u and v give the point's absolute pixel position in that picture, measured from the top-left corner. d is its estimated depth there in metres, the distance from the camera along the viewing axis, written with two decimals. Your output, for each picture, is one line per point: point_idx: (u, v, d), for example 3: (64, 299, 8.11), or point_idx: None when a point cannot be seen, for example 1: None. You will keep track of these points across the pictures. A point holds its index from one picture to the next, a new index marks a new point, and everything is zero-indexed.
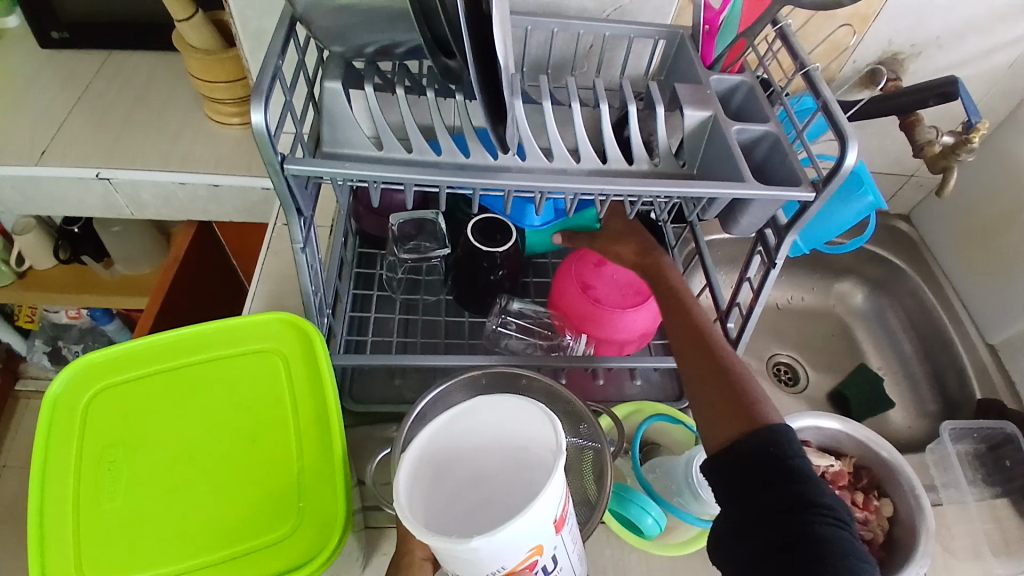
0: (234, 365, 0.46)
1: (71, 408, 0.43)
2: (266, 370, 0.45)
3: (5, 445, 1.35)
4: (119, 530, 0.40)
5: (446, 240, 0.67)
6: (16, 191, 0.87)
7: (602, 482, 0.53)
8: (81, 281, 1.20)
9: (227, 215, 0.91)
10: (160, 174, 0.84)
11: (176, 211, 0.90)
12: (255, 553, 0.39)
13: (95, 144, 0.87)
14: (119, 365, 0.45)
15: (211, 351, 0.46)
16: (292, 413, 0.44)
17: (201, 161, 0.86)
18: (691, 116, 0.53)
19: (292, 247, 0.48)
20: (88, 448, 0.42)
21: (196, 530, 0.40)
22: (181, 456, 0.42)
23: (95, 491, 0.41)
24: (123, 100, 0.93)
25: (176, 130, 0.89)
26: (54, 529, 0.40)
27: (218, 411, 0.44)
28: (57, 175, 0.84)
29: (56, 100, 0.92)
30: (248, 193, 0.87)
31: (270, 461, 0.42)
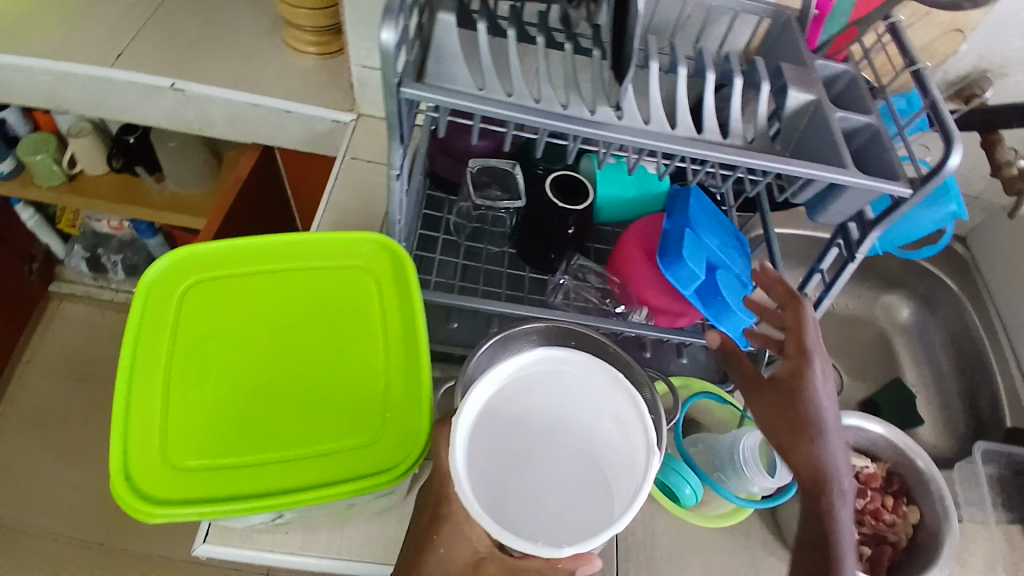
0: (328, 276, 0.47)
1: (165, 295, 0.45)
2: (357, 286, 0.47)
3: (36, 343, 1.39)
4: (209, 420, 0.41)
5: (520, 194, 0.65)
6: (88, 95, 0.88)
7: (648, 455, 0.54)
8: (130, 192, 1.20)
9: (291, 143, 0.91)
10: (235, 93, 0.85)
11: (243, 133, 0.91)
12: (335, 455, 0.41)
13: (169, 57, 0.88)
14: (213, 267, 0.46)
15: (303, 261, 0.47)
16: (381, 329, 0.45)
17: (274, 87, 0.86)
18: (794, 97, 0.53)
19: (387, 173, 0.48)
20: (180, 339, 0.44)
21: (283, 430, 0.41)
22: (271, 358, 0.43)
23: (185, 381, 0.42)
24: (195, 20, 0.93)
25: (250, 56, 0.89)
26: (141, 413, 0.41)
27: (309, 320, 0.45)
28: (131, 80, 0.85)
29: (132, 10, 0.93)
30: (316, 124, 0.86)
31: (357, 373, 0.44)
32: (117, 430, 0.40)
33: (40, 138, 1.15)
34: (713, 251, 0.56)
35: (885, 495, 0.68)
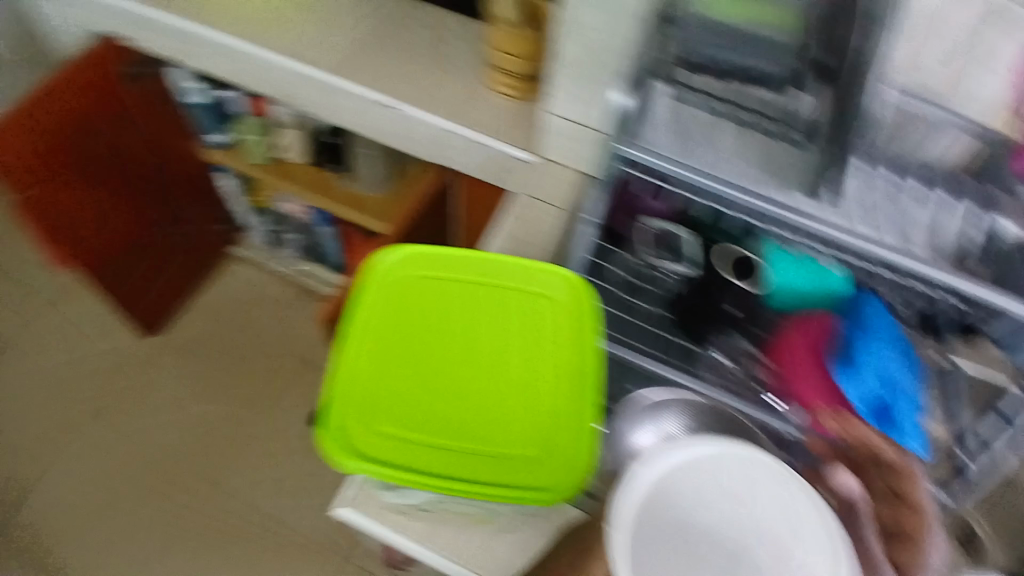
0: (511, 298, 0.64)
1: (399, 280, 0.64)
2: (530, 313, 0.63)
3: (209, 295, 1.60)
4: (409, 388, 0.61)
5: (691, 262, 0.68)
6: (318, 99, 1.01)
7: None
8: (319, 184, 1.36)
9: (474, 171, 0.97)
10: (443, 121, 0.93)
11: (437, 155, 0.99)
12: (487, 441, 0.59)
13: (388, 80, 0.97)
14: (432, 278, 0.65)
15: (497, 281, 0.64)
16: (540, 351, 0.62)
17: (475, 121, 0.93)
18: (1003, 225, 0.54)
19: (593, 226, 0.67)
20: (402, 320, 0.63)
21: (455, 410, 0.60)
22: (458, 355, 0.62)
23: (399, 355, 0.62)
24: (411, 47, 1.01)
25: (456, 91, 0.96)
26: (364, 371, 0.61)
27: (490, 333, 0.63)
28: (355, 92, 0.95)
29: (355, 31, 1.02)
30: (497, 157, 0.91)
31: (514, 383, 0.61)
32: (337, 386, 0.60)
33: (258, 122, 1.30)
34: (889, 372, 0.57)
35: None
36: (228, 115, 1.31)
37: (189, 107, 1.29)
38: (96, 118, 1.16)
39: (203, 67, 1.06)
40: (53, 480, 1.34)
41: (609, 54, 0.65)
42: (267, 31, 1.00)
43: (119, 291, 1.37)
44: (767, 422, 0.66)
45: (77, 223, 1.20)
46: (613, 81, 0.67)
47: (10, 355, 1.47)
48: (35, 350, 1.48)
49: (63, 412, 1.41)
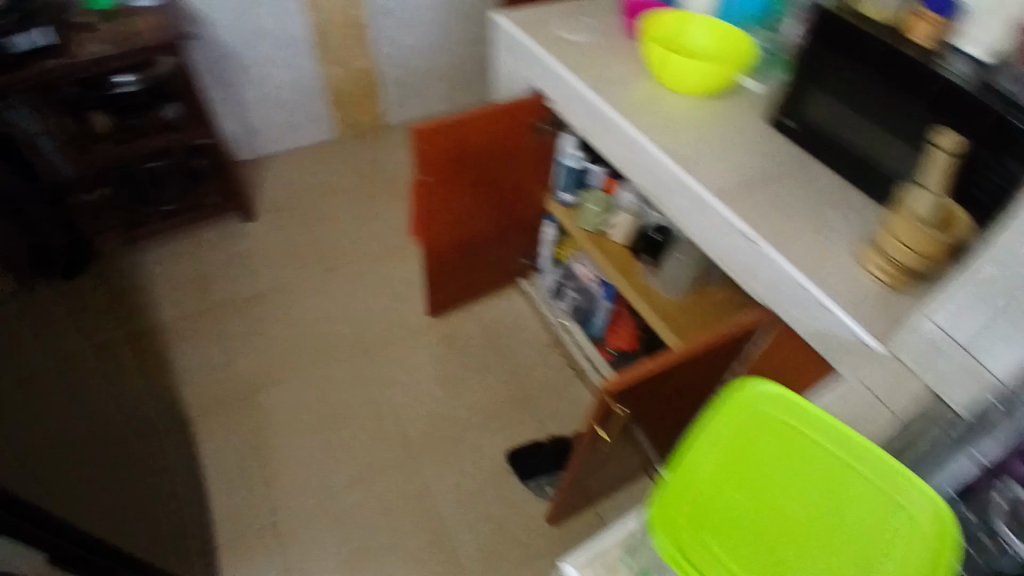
0: (868, 487, 0.65)
1: (765, 413, 0.70)
2: (878, 510, 0.64)
3: (484, 308, 1.79)
4: (734, 512, 0.74)
5: None
6: (683, 204, 1.04)
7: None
8: (625, 267, 1.44)
9: (805, 331, 0.95)
10: (800, 274, 0.91)
11: (773, 300, 0.97)
12: None
13: (762, 215, 0.98)
14: (798, 435, 0.68)
15: (859, 465, 0.65)
16: (871, 548, 0.65)
17: (834, 288, 0.91)
18: None
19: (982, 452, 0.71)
20: (752, 454, 0.71)
21: (767, 550, 0.72)
22: (790, 510, 0.70)
23: (737, 482, 0.73)
24: (803, 196, 1.01)
25: (824, 254, 0.95)
26: (704, 481, 0.75)
27: (829, 506, 0.67)
28: (726, 216, 0.98)
29: (748, 163, 1.06)
30: (842, 336, 0.90)
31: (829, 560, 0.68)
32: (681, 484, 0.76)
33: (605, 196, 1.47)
34: None
35: None
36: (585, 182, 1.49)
37: (560, 165, 1.48)
38: (506, 157, 1.39)
39: (598, 142, 1.18)
40: (311, 384, 1.59)
41: None
42: (681, 135, 1.08)
43: (442, 278, 1.62)
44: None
45: (440, 217, 1.44)
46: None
47: (336, 275, 1.80)
48: (351, 281, 1.79)
49: (343, 338, 1.68)
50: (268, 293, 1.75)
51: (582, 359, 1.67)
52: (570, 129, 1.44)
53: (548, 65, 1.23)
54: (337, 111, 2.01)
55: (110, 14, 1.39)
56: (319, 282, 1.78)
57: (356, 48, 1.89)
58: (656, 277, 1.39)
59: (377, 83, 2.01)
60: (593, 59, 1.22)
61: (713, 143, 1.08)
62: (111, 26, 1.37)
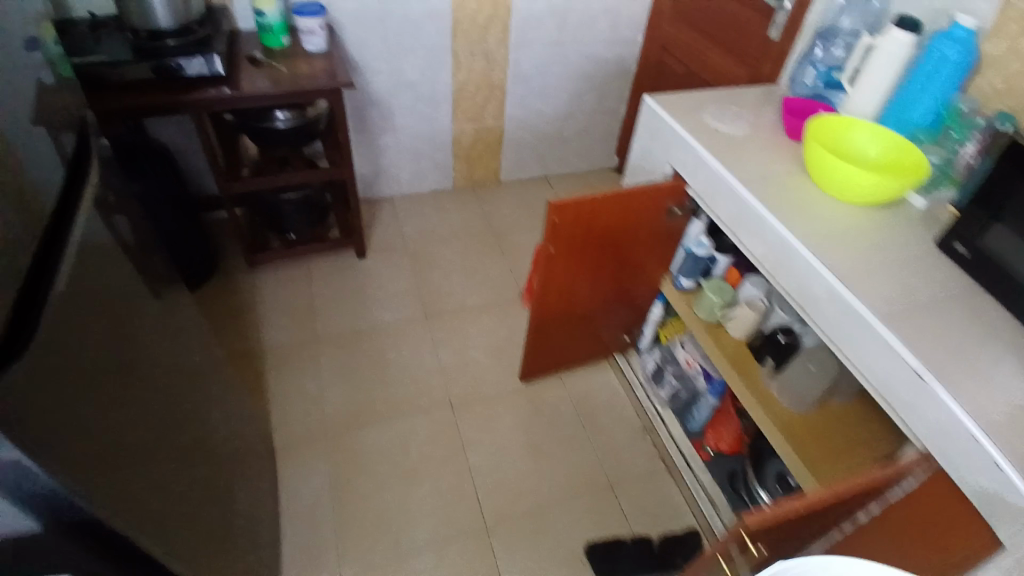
0: None
1: None
2: None
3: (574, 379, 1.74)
4: None
5: None
6: (838, 317, 0.98)
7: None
8: (745, 368, 1.37)
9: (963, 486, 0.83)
10: (965, 418, 0.82)
11: (927, 440, 0.88)
12: None
13: (928, 346, 0.90)
14: None
15: None
16: None
17: (1005, 442, 0.80)
18: None
19: None
20: None
21: None
22: None
23: None
24: (970, 331, 0.93)
25: (993, 398, 0.85)
26: None
27: None
28: (887, 340, 0.91)
29: (910, 286, 0.99)
30: (1006, 504, 0.77)
31: None
32: None
33: (723, 285, 1.41)
34: None
35: None
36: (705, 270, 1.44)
37: (684, 251, 1.43)
38: (632, 236, 1.36)
39: (739, 237, 1.14)
40: (394, 430, 1.57)
41: None
42: (835, 245, 1.03)
43: (542, 346, 1.59)
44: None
45: (555, 287, 1.42)
46: None
47: (434, 323, 1.81)
48: (447, 332, 1.79)
49: (432, 387, 1.67)
50: (366, 330, 1.77)
51: (673, 454, 1.58)
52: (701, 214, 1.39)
53: (695, 153, 1.20)
54: (458, 165, 2.09)
55: (281, 52, 1.50)
56: (417, 327, 1.79)
57: (486, 108, 1.96)
58: (776, 382, 1.33)
59: (501, 142, 2.08)
60: (743, 151, 1.19)
61: (872, 260, 1.02)
62: (279, 63, 1.47)
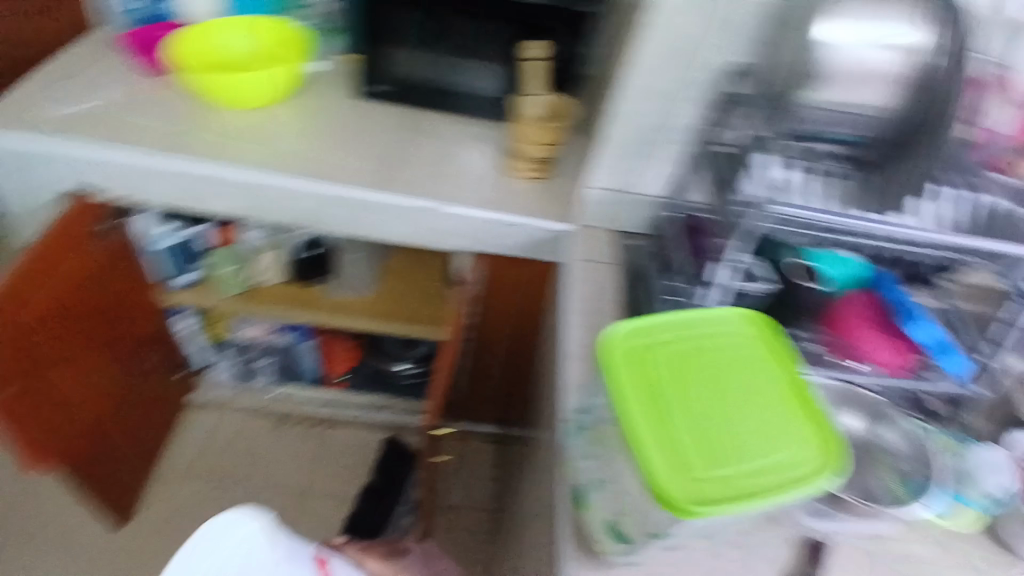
0: (723, 341, 0.63)
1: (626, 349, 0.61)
2: (744, 347, 0.62)
3: (177, 446, 1.45)
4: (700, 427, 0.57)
5: (777, 278, 0.81)
6: (352, 213, 1.05)
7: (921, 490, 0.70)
8: (302, 299, 1.31)
9: (512, 249, 1.08)
10: (480, 211, 1.04)
11: (471, 243, 1.08)
12: (785, 464, 0.55)
13: (421, 182, 1.06)
14: (665, 346, 0.62)
15: (702, 330, 0.63)
16: (775, 372, 0.61)
17: (508, 204, 1.06)
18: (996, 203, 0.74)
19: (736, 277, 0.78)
20: (650, 378, 0.59)
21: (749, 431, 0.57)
22: (717, 395, 0.59)
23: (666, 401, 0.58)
24: (434, 146, 1.12)
25: (482, 179, 1.08)
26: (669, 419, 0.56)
27: (721, 379, 0.60)
28: (397, 202, 1.03)
29: (374, 144, 1.10)
30: (539, 235, 1.06)
31: (753, 407, 0.58)
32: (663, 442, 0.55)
33: (225, 250, 1.27)
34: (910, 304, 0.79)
35: None
36: (196, 251, 1.27)
37: (156, 252, 1.23)
38: (99, 286, 1.11)
39: (206, 206, 1.07)
40: None
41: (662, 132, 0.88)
42: (295, 154, 1.06)
43: (106, 465, 1.23)
44: (852, 378, 0.81)
45: (39, 411, 1.02)
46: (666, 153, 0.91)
47: None
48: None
49: None
50: None
51: (320, 411, 1.51)
52: (135, 210, 1.18)
53: (83, 160, 1.02)
54: None
55: None
56: None
57: None
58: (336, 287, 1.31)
59: None
60: (121, 125, 1.06)
61: (327, 148, 1.09)
62: None
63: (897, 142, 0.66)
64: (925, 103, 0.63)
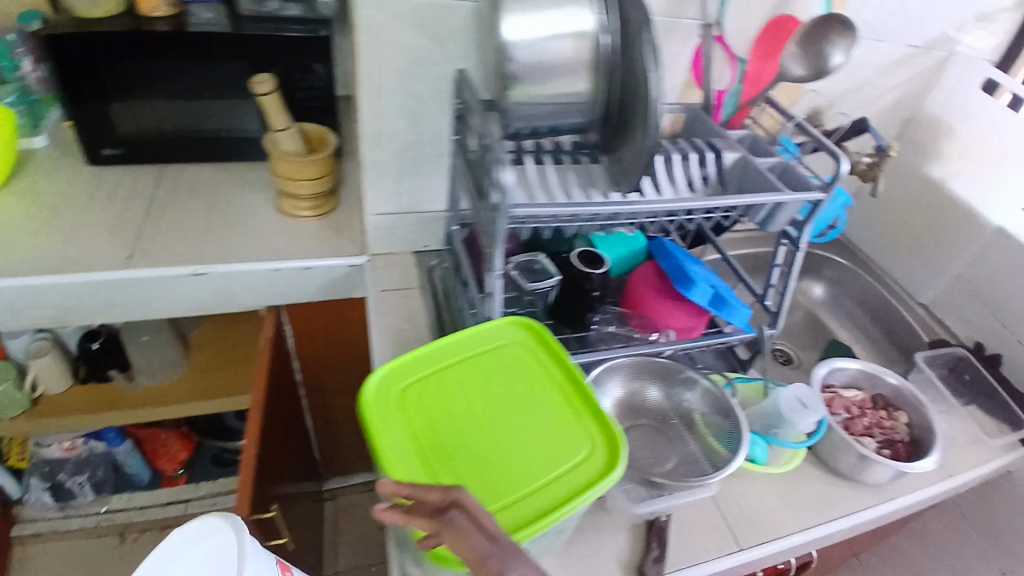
0: (493, 357, 0.59)
1: (386, 392, 0.55)
2: (515, 357, 0.59)
3: None
4: (472, 459, 0.51)
5: (556, 270, 0.83)
6: (107, 299, 0.94)
7: (735, 442, 0.70)
8: (101, 399, 1.30)
9: (306, 296, 1.01)
10: (256, 264, 0.95)
11: (259, 300, 1.00)
12: (566, 473, 0.51)
13: (183, 246, 0.97)
14: (430, 377, 0.56)
15: (469, 351, 0.59)
16: (547, 377, 0.58)
17: (286, 250, 0.98)
18: (729, 157, 0.78)
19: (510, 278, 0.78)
20: (413, 418, 0.53)
21: (527, 447, 0.52)
22: (489, 417, 0.54)
23: (433, 438, 0.52)
24: (195, 203, 1.04)
25: (254, 227, 1.01)
26: (435, 458, 0.50)
27: (493, 398, 0.55)
28: (153, 274, 0.93)
29: (124, 212, 1.01)
30: (333, 273, 0.98)
31: (528, 420, 0.54)
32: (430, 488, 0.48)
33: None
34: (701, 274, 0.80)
35: (879, 411, 0.86)
36: None
37: None
38: None
39: None
40: None
41: (416, 146, 0.85)
42: (20, 243, 0.93)
43: None
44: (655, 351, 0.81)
45: None
46: (430, 167, 0.88)
47: None
48: None
49: None
50: None
51: (165, 512, 1.50)
52: None
53: None
54: None
55: None
56: None
57: None
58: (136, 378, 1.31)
59: None
60: None
61: (62, 230, 0.97)
62: None
63: (613, 126, 0.68)
64: (621, 86, 0.64)
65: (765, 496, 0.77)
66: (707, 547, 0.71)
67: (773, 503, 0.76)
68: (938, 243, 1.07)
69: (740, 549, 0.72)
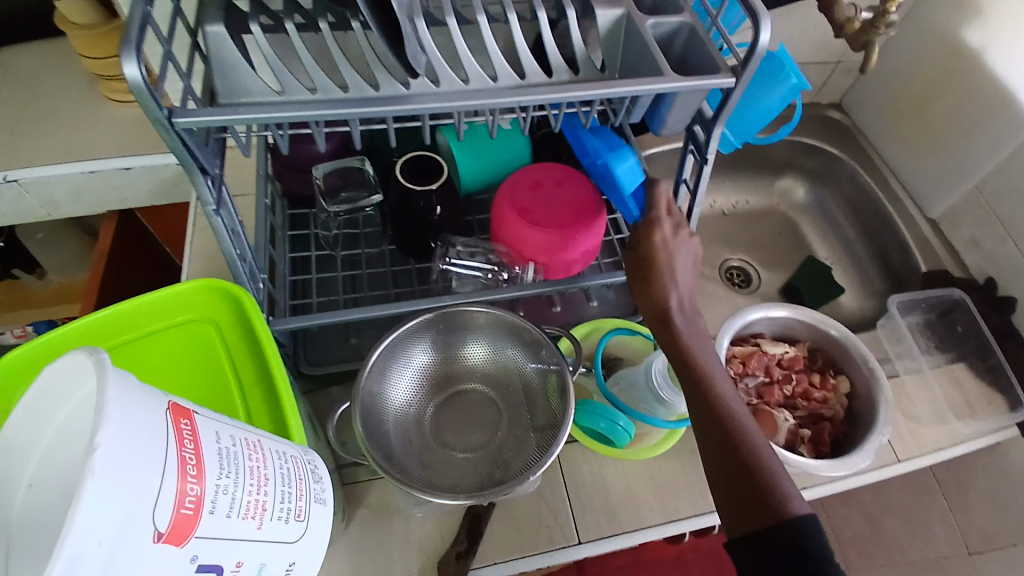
0: (169, 342, 0.46)
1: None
2: (199, 339, 0.47)
3: None
4: None
5: (377, 186, 0.66)
6: None
7: (563, 403, 0.54)
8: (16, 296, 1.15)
9: (146, 200, 0.87)
10: (66, 166, 0.79)
11: (93, 205, 0.86)
12: None
13: None
14: None
15: (138, 330, 0.46)
16: (233, 371, 0.47)
17: (108, 146, 0.80)
18: (603, 16, 0.50)
19: (205, 210, 0.46)
20: None
21: None
22: None
23: None
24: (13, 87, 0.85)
25: (73, 117, 0.82)
26: None
27: None
28: None
29: None
30: (162, 172, 0.82)
31: None
32: None
33: None
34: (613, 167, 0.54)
35: (812, 373, 0.66)
36: None
37: None
38: None
39: None
40: None
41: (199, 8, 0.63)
42: None
43: None
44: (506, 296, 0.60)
45: None
46: None
47: None
48: None
49: None
50: None
51: None
52: None
53: None
54: None
55: None
56: None
57: None
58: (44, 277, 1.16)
59: None
60: None
61: None
62: None
63: None
64: None
65: (630, 476, 0.62)
66: (539, 540, 0.59)
67: (640, 486, 0.62)
68: (957, 139, 0.78)
69: (579, 543, 0.59)
